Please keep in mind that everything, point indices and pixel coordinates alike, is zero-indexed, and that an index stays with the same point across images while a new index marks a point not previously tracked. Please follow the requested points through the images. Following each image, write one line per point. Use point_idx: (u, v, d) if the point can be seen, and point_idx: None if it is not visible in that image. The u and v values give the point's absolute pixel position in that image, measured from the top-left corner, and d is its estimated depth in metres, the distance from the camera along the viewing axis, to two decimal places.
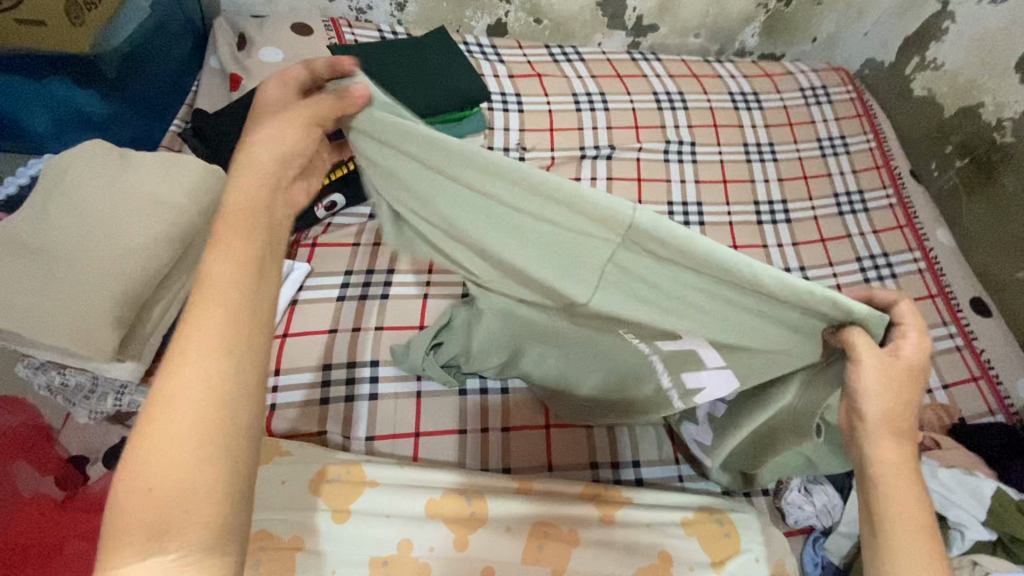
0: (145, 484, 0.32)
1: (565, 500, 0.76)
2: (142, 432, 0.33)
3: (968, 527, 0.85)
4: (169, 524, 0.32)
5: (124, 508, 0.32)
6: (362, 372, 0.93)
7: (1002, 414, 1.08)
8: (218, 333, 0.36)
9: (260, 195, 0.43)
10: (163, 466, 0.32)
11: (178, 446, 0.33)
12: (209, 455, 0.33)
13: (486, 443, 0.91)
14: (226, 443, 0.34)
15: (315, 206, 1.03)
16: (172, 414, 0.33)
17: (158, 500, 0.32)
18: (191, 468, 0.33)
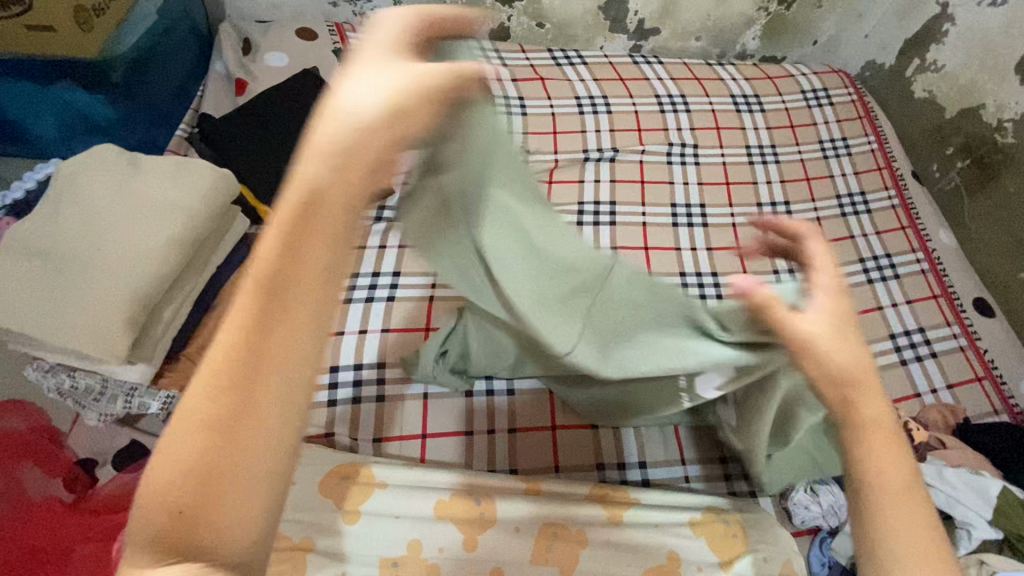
0: (170, 492, 0.30)
1: (572, 501, 0.76)
2: (175, 433, 0.31)
3: (974, 526, 0.84)
4: (189, 539, 0.30)
5: (143, 506, 0.30)
6: (369, 375, 0.93)
7: (1006, 413, 1.08)
8: (271, 342, 0.32)
9: (338, 170, 0.34)
10: (191, 481, 0.30)
11: (200, 463, 0.30)
12: (230, 476, 0.31)
13: (492, 444, 0.91)
14: (253, 462, 0.31)
15: None
16: (209, 427, 0.31)
17: (180, 514, 0.30)
18: (219, 490, 0.30)
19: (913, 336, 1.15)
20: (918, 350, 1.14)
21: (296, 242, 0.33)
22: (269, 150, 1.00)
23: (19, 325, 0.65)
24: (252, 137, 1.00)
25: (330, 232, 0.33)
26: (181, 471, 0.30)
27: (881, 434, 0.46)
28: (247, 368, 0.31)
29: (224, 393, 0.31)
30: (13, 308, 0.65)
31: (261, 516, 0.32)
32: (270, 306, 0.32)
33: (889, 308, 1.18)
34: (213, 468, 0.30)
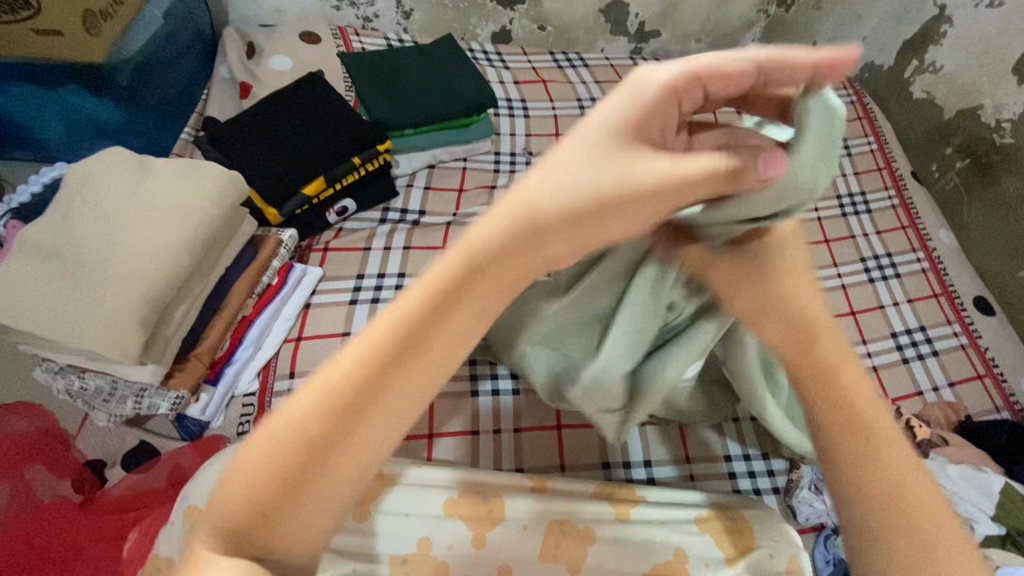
0: (253, 498, 0.36)
1: (578, 499, 0.77)
2: (271, 446, 0.36)
3: (977, 521, 0.85)
4: (253, 536, 0.36)
5: (227, 493, 0.36)
6: None
7: (1008, 411, 1.09)
8: (379, 404, 0.37)
9: (488, 272, 0.38)
10: (272, 496, 0.36)
11: (279, 485, 0.36)
12: (301, 500, 0.36)
13: (498, 444, 0.92)
14: (322, 491, 0.36)
15: (326, 210, 1.06)
16: (305, 456, 0.36)
17: (254, 516, 0.36)
18: (294, 508, 0.36)
19: (914, 335, 1.16)
20: (919, 348, 1.15)
21: (418, 326, 0.37)
22: (275, 152, 1.00)
23: (32, 325, 0.65)
24: (259, 140, 1.01)
25: (461, 322, 0.38)
26: (263, 483, 0.36)
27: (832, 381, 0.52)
28: (341, 419, 0.36)
29: (315, 435, 0.36)
30: (27, 308, 0.66)
31: (316, 533, 0.38)
32: (378, 375, 0.36)
33: (890, 307, 1.19)
34: (287, 492, 0.36)
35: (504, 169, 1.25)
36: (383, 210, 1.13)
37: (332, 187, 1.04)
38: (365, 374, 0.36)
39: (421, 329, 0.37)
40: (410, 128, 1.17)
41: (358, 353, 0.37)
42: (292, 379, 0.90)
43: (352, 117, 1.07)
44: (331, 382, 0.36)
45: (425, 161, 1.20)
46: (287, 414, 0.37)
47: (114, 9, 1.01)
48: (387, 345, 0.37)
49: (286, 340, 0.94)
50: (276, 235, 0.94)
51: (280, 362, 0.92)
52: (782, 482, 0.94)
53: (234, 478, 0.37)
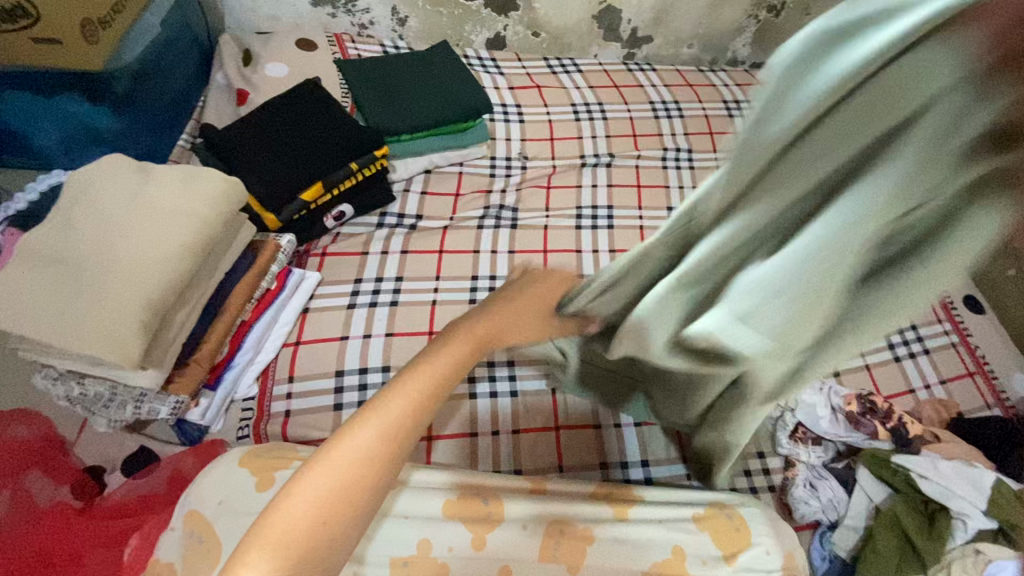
0: (313, 511, 0.45)
1: (577, 499, 0.78)
2: (334, 458, 0.47)
3: (969, 516, 0.85)
4: (306, 543, 0.45)
5: (290, 511, 0.45)
6: (374, 378, 0.93)
7: (999, 408, 1.10)
8: (400, 431, 0.50)
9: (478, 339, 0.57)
10: (326, 506, 0.46)
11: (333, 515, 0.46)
12: (345, 523, 0.47)
13: (497, 446, 0.93)
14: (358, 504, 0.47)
15: (325, 215, 1.07)
16: (354, 468, 0.47)
17: (312, 524, 0.45)
18: (340, 516, 0.46)
19: (905, 334, 1.18)
20: (911, 346, 1.16)
21: (429, 396, 0.53)
22: (273, 158, 1.01)
23: (34, 332, 0.66)
24: (258, 146, 1.02)
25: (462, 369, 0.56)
26: (321, 511, 0.46)
27: None
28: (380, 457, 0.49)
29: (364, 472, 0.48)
30: (30, 314, 0.66)
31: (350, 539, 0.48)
32: (414, 421, 0.51)
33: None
34: (333, 521, 0.46)
35: (499, 173, 1.25)
36: (381, 215, 1.13)
37: (330, 192, 1.04)
38: (396, 424, 0.50)
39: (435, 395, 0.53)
40: (407, 133, 1.18)
41: (392, 409, 0.50)
42: (291, 383, 0.91)
43: (350, 123, 1.08)
44: (375, 412, 0.50)
45: (421, 165, 1.21)
46: (346, 446, 0.48)
47: (112, 17, 1.02)
48: (417, 402, 0.51)
49: (284, 345, 0.95)
50: (275, 239, 0.95)
51: (279, 367, 0.93)
52: (778, 480, 0.96)
53: (302, 487, 0.46)
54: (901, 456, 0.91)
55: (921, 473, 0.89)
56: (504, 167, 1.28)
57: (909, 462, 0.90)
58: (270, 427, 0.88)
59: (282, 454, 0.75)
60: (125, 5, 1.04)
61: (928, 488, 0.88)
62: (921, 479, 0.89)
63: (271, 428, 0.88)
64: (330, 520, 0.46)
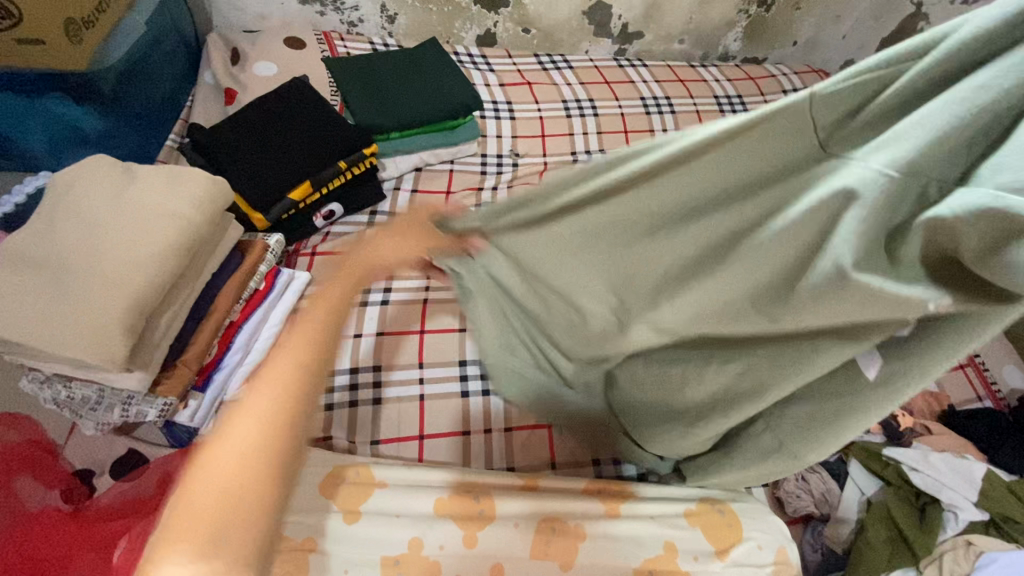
0: (204, 507, 0.43)
1: (569, 496, 0.78)
2: (205, 462, 0.45)
3: (961, 508, 0.86)
4: (214, 537, 0.42)
5: (182, 519, 0.43)
6: (366, 378, 0.94)
7: (990, 399, 1.11)
8: (273, 403, 0.48)
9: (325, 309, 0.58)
10: (216, 501, 0.43)
11: (261, 465, 0.45)
12: (248, 512, 0.44)
13: (490, 444, 0.92)
14: (252, 490, 0.44)
15: (314, 215, 1.07)
16: (226, 454, 0.45)
17: (211, 518, 0.43)
18: (236, 503, 0.44)
19: None
20: None
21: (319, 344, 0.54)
22: (260, 157, 1.00)
23: (17, 335, 0.65)
24: (246, 146, 1.01)
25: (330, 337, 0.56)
26: (246, 462, 0.45)
27: None
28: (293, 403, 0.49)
29: (280, 419, 0.48)
30: (11, 316, 0.65)
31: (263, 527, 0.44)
32: (291, 393, 0.49)
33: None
34: (264, 470, 0.45)
35: (490, 171, 1.26)
36: (371, 213, 1.14)
37: (319, 191, 1.04)
38: (296, 372, 0.51)
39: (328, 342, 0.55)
40: (396, 132, 1.17)
41: (288, 360, 0.52)
42: None
43: (337, 121, 1.07)
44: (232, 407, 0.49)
45: (411, 164, 1.21)
46: (219, 445, 0.46)
47: (96, 17, 1.01)
48: (311, 352, 0.53)
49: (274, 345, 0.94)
50: (263, 240, 0.95)
51: None
52: None
53: (194, 493, 0.44)
54: (891, 449, 0.92)
55: (910, 465, 0.89)
56: (495, 165, 1.28)
57: (901, 455, 0.91)
58: None
59: None
60: (108, 5, 1.03)
61: (920, 481, 0.88)
62: (912, 472, 0.89)
63: None
64: (260, 470, 0.45)
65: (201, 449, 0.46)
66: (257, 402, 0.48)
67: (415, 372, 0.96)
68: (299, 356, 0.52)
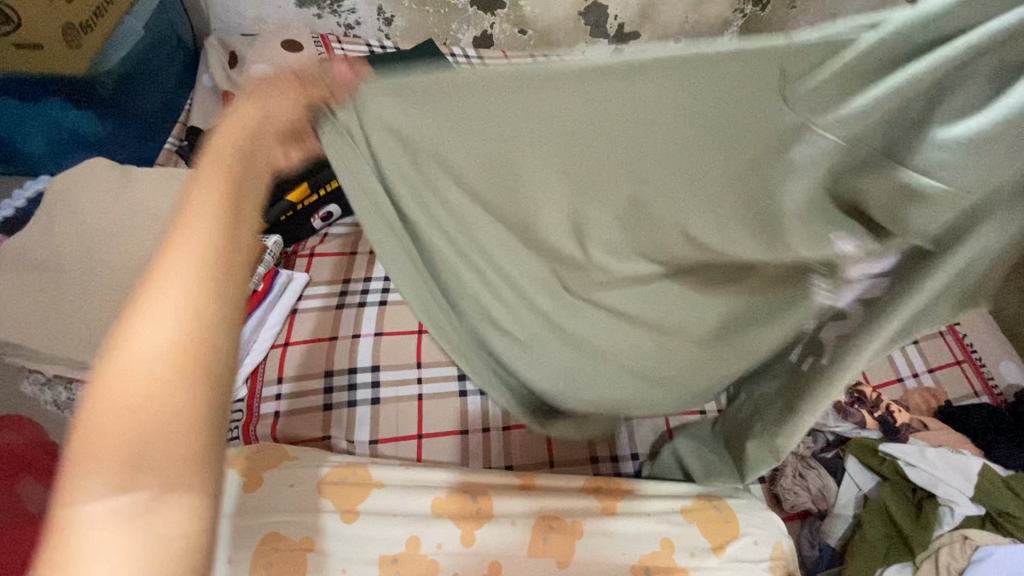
0: (121, 428, 0.30)
1: (564, 495, 0.79)
2: (104, 375, 0.31)
3: (957, 503, 0.86)
4: (141, 464, 0.30)
5: (87, 458, 0.30)
6: (362, 378, 0.95)
7: (986, 396, 1.11)
8: (190, 274, 0.34)
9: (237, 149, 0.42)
10: (134, 420, 0.30)
11: (182, 403, 0.31)
12: (180, 420, 0.31)
13: (487, 442, 0.93)
14: (176, 399, 0.31)
15: (313, 216, 1.06)
16: (135, 354, 0.32)
17: (128, 445, 0.30)
18: (168, 411, 0.31)
19: None
20: None
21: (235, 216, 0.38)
22: None
23: (15, 336, 0.66)
24: None
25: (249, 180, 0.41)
26: (163, 404, 0.31)
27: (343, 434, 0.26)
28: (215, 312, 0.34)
29: (198, 338, 0.33)
30: (10, 318, 0.66)
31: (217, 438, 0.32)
32: (213, 255, 0.35)
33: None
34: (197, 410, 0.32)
35: None
36: None
37: (316, 193, 1.03)
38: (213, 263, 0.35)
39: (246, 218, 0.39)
40: None
41: (195, 243, 0.35)
42: (281, 384, 0.93)
43: None
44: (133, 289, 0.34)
45: None
46: (123, 349, 0.32)
47: (93, 22, 1.02)
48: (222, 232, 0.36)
49: (273, 346, 0.95)
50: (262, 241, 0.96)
51: (268, 368, 0.94)
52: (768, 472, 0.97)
53: (99, 419, 0.30)
54: (886, 444, 0.92)
55: (907, 462, 0.89)
56: None
57: (897, 451, 0.91)
58: (260, 428, 0.88)
59: (269, 452, 0.77)
60: (106, 9, 1.04)
61: (916, 476, 0.88)
62: (909, 467, 0.89)
63: (261, 429, 0.88)
64: (194, 416, 0.32)
65: (96, 364, 0.32)
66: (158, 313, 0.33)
67: (414, 372, 0.97)
68: (212, 239, 0.36)
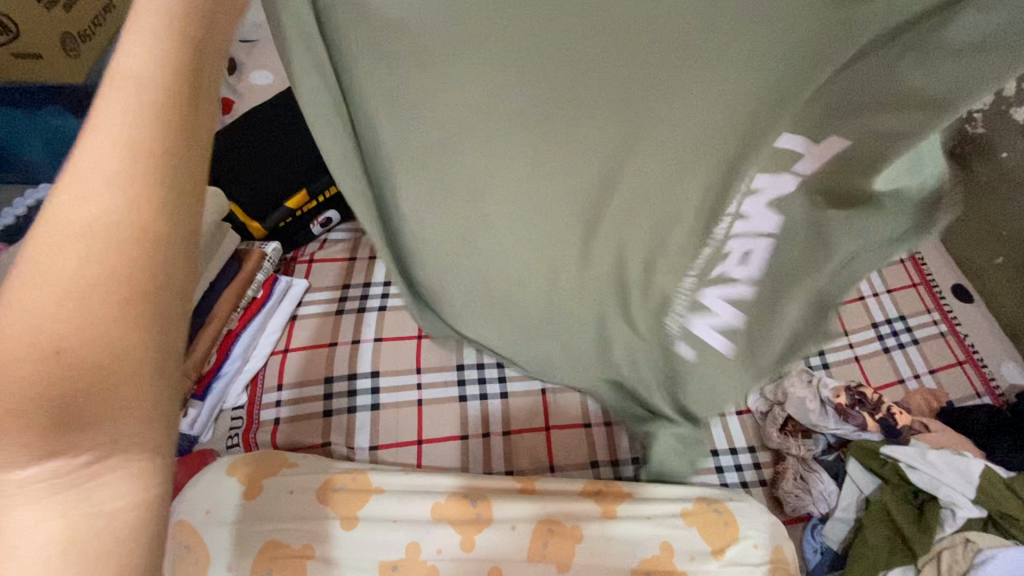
0: (44, 354, 0.20)
1: (566, 499, 0.78)
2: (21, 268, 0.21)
3: (959, 506, 0.86)
4: (80, 409, 0.21)
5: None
6: (362, 384, 0.95)
7: (988, 396, 1.11)
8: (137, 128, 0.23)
9: None
10: (70, 346, 0.21)
11: (153, 313, 0.22)
12: (128, 345, 0.22)
13: (487, 447, 0.93)
14: (130, 312, 0.22)
15: (311, 222, 1.06)
16: (64, 240, 0.21)
17: (64, 374, 0.21)
18: (114, 336, 0.21)
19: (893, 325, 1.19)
20: (899, 337, 1.18)
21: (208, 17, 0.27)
22: (258, 168, 1.02)
23: None
24: (243, 157, 1.03)
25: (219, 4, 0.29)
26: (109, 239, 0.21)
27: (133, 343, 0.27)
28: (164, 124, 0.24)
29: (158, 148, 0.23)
30: None
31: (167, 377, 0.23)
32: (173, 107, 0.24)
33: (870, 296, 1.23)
34: (145, 253, 0.22)
35: None
36: None
37: (316, 200, 1.03)
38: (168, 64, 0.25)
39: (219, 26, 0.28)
40: None
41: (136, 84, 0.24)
42: (281, 391, 0.93)
43: None
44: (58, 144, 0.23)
45: None
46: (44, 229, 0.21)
47: (92, 31, 1.02)
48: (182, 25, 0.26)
49: (273, 353, 0.95)
50: (260, 248, 0.95)
51: (268, 374, 0.94)
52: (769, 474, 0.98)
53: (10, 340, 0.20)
54: (888, 447, 0.91)
55: (909, 465, 0.89)
56: None
57: (899, 453, 0.90)
58: (260, 435, 0.89)
59: (268, 460, 0.76)
60: (105, 18, 1.04)
61: (917, 479, 0.88)
62: (911, 470, 0.89)
63: (261, 436, 0.89)
64: (147, 261, 0.22)
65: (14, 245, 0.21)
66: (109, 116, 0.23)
67: (414, 378, 0.96)
68: (174, 33, 0.26)
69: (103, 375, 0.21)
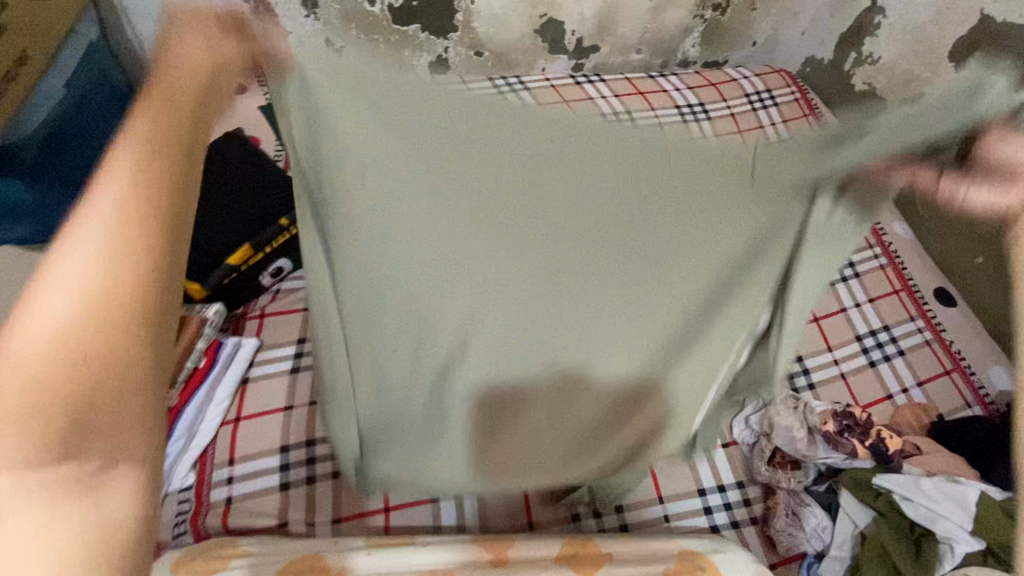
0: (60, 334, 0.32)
1: (541, 566, 0.76)
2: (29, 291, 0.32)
3: (957, 540, 0.82)
4: (84, 364, 0.32)
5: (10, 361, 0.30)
6: (323, 451, 0.90)
7: (979, 406, 1.08)
8: (120, 192, 0.36)
9: (181, 103, 0.42)
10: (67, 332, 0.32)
11: (114, 333, 0.33)
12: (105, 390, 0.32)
13: (461, 508, 0.89)
14: (84, 337, 0.32)
15: (259, 274, 0.99)
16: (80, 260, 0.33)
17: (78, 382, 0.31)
18: (93, 317, 0.33)
19: (878, 335, 1.15)
20: (884, 349, 1.14)
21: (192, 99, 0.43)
22: (197, 215, 0.95)
23: None
24: None
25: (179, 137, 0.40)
26: (59, 362, 0.31)
27: (91, 329, 0.32)
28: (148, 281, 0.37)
29: (106, 300, 0.33)
30: None
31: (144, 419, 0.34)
32: (153, 201, 0.36)
33: (898, 394, 1.09)
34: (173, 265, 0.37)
35: None
36: None
37: (260, 251, 0.96)
38: (174, 133, 0.40)
39: (185, 142, 0.41)
40: None
41: (125, 161, 0.37)
42: (232, 466, 0.87)
43: (279, 176, 1.02)
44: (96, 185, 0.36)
45: None
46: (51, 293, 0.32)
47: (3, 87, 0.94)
48: (169, 159, 0.38)
49: (223, 423, 0.90)
50: (200, 313, 0.89)
51: (218, 449, 0.88)
52: (760, 510, 0.94)
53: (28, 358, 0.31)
54: (881, 476, 0.89)
55: (901, 496, 0.87)
56: None
57: (892, 483, 0.88)
58: (209, 520, 0.82)
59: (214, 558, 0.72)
60: (18, 71, 0.97)
61: (912, 510, 0.85)
62: (903, 501, 0.86)
63: (210, 520, 0.82)
64: (85, 366, 0.32)
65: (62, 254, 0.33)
66: (77, 241, 0.34)
67: None
68: (155, 136, 0.39)
69: (112, 382, 0.33)
